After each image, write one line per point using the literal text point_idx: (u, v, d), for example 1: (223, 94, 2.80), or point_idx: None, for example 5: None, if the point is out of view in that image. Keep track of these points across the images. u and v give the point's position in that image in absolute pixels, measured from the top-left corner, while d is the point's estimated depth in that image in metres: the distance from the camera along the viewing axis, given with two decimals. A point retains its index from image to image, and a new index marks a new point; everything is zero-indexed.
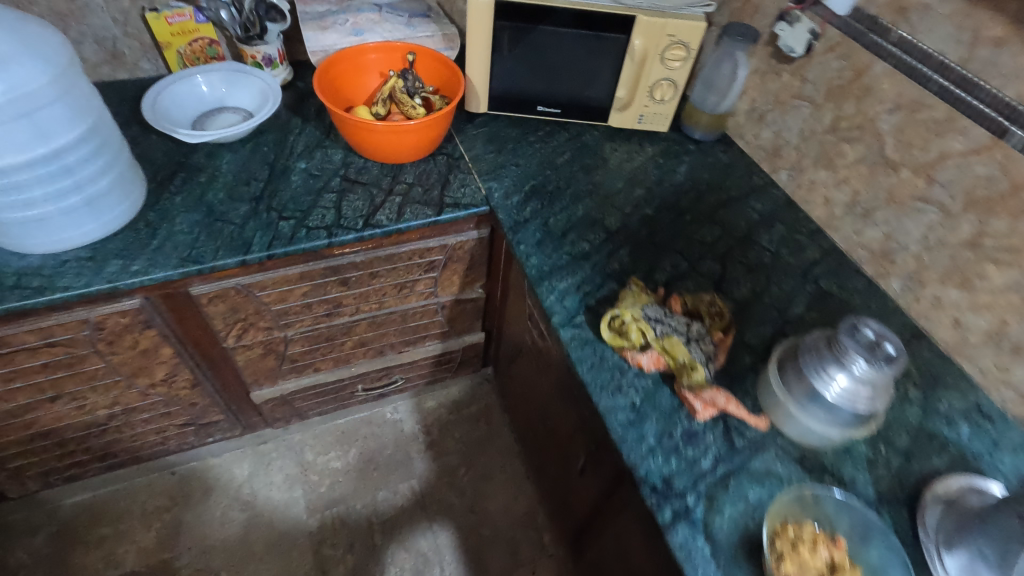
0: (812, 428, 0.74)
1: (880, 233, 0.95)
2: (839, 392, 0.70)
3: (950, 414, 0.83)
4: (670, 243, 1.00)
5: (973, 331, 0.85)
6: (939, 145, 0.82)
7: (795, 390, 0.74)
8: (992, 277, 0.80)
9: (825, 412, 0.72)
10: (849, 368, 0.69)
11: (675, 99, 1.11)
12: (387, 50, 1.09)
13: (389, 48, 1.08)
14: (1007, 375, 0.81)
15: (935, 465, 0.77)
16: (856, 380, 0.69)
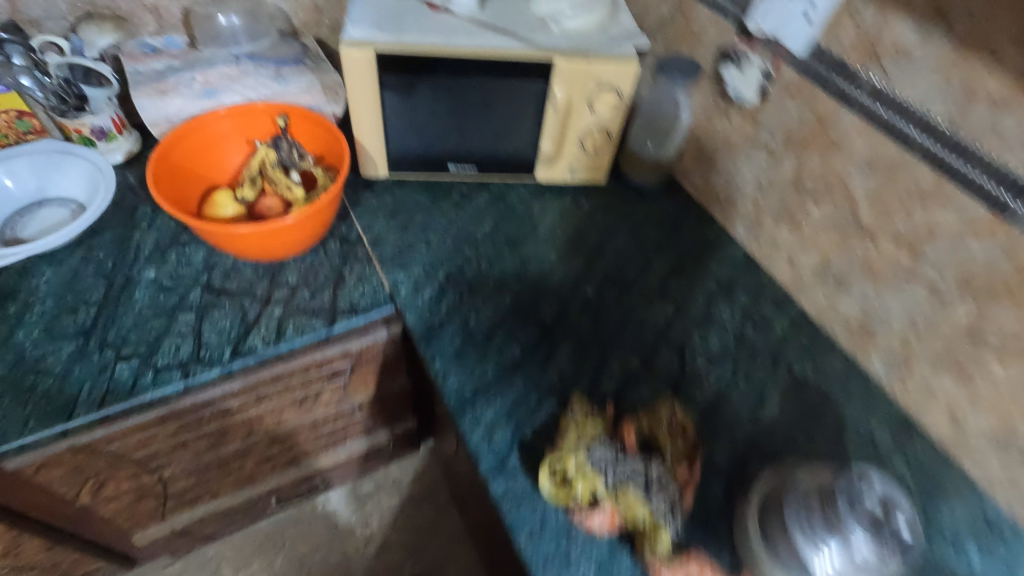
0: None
1: (857, 307, 0.81)
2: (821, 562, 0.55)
3: (955, 533, 0.70)
4: (617, 334, 0.83)
5: (973, 429, 0.72)
6: (925, 216, 0.68)
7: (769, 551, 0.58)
8: (997, 374, 0.67)
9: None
10: (844, 539, 0.54)
11: (610, 146, 0.94)
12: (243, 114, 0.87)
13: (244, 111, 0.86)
14: (1016, 482, 0.69)
15: None
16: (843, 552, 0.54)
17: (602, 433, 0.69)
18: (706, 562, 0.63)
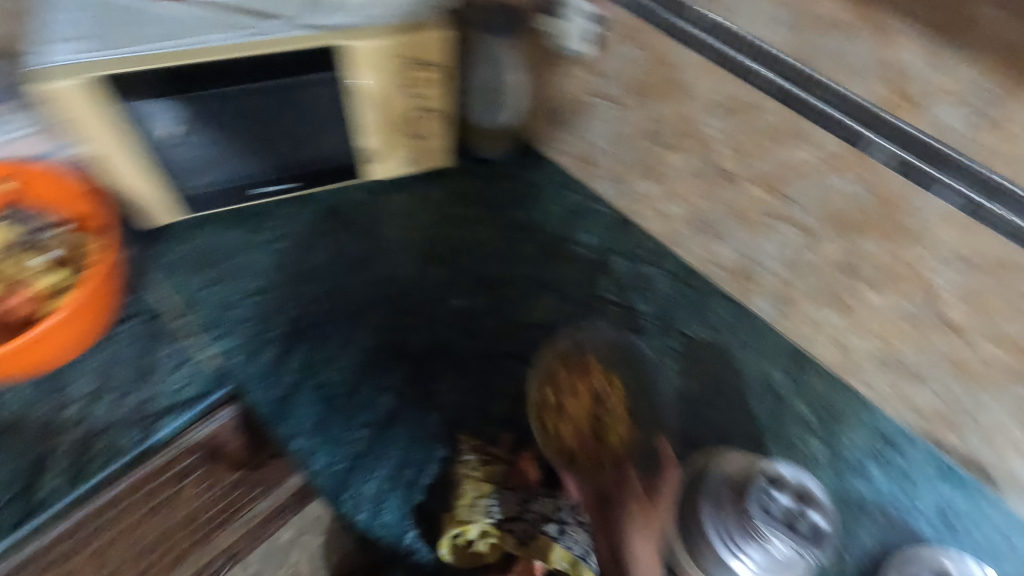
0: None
1: (734, 252, 0.76)
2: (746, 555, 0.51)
3: (858, 459, 0.71)
4: (499, 344, 0.74)
5: (860, 354, 0.71)
6: (783, 155, 0.63)
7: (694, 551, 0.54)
8: (874, 303, 0.66)
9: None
10: (764, 545, 0.50)
11: (446, 123, 0.79)
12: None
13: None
14: (904, 396, 0.70)
15: (868, 544, 0.67)
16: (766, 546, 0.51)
17: (498, 479, 0.62)
18: None
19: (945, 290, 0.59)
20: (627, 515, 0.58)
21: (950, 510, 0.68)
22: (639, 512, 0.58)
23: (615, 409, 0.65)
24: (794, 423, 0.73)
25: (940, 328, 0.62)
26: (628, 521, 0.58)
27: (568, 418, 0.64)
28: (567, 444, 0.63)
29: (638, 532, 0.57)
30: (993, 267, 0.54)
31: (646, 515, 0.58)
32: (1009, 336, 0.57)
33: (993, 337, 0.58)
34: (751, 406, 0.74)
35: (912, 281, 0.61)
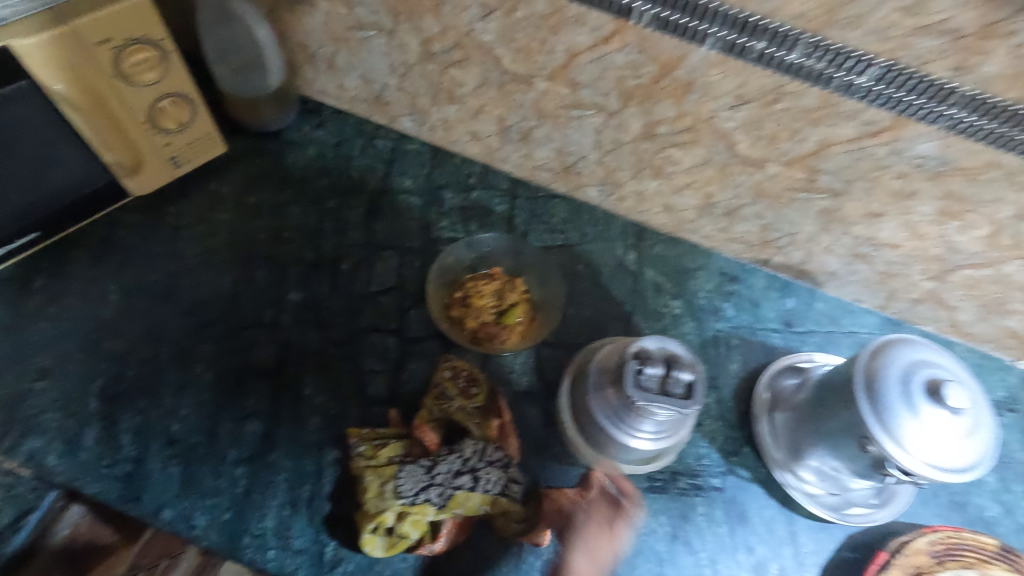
0: (634, 457, 0.61)
1: (552, 151, 0.76)
2: (642, 424, 0.56)
3: (711, 301, 0.78)
4: (354, 325, 0.69)
5: (685, 210, 0.76)
6: (561, 43, 0.61)
7: (604, 435, 0.60)
8: (683, 161, 0.69)
9: (640, 445, 0.58)
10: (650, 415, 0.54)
11: (200, 111, 0.68)
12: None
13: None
14: (730, 234, 0.77)
15: (735, 373, 0.74)
16: (652, 414, 0.55)
17: (399, 455, 0.60)
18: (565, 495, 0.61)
19: (735, 131, 0.63)
20: (575, 522, 0.58)
21: (790, 314, 0.79)
22: (592, 525, 0.58)
23: (515, 299, 0.69)
24: (652, 292, 0.78)
25: (740, 165, 0.67)
26: (576, 532, 0.58)
27: (473, 306, 0.68)
28: (471, 331, 0.68)
29: (597, 550, 0.57)
30: (765, 98, 0.58)
31: (608, 536, 0.58)
32: (792, 155, 0.63)
33: (781, 160, 0.64)
34: (612, 292, 0.77)
35: (707, 132, 0.64)
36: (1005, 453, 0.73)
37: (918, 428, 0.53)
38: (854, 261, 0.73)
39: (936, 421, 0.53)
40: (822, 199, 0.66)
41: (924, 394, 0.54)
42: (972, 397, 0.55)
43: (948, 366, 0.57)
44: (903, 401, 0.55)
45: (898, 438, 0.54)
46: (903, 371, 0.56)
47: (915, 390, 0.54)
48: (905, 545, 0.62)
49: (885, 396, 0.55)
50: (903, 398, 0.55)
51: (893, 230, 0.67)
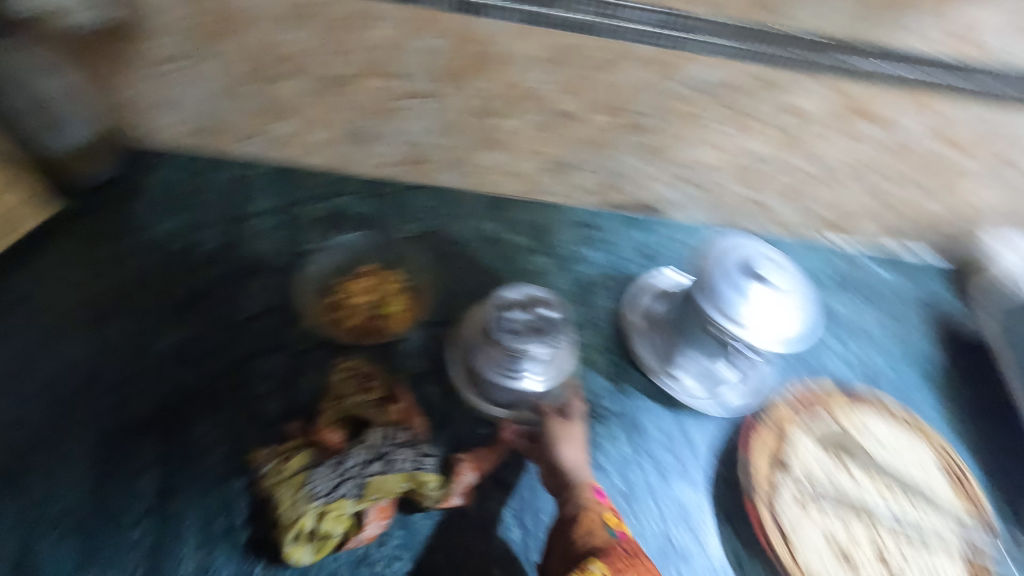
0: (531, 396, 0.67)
1: (397, 145, 0.78)
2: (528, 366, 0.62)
3: (573, 248, 0.86)
4: (234, 354, 0.69)
5: (531, 173, 0.83)
6: (369, 39, 0.64)
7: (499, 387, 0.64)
8: (515, 128, 0.75)
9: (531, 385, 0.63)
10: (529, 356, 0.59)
11: (14, 172, 0.70)
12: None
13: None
14: (575, 185, 0.85)
15: (608, 306, 0.81)
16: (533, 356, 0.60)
17: (308, 461, 0.60)
18: (473, 453, 0.65)
19: (547, 90, 0.69)
20: (552, 433, 0.65)
21: (644, 245, 0.88)
22: (563, 428, 0.66)
23: (390, 289, 0.75)
24: (518, 254, 0.84)
25: (562, 121, 0.74)
26: (562, 437, 0.65)
27: (350, 304, 0.73)
28: (352, 327, 0.72)
29: (575, 445, 0.65)
30: (561, 55, 0.65)
31: (577, 430, 0.67)
32: (601, 102, 0.70)
33: (594, 109, 0.71)
34: (482, 262, 0.82)
35: (524, 97, 0.71)
36: (838, 315, 0.86)
37: (749, 306, 0.63)
38: (682, 185, 0.83)
39: (761, 298, 0.63)
40: (638, 135, 0.75)
41: (748, 279, 0.64)
42: (783, 271, 0.66)
43: (761, 250, 0.67)
44: (734, 289, 0.64)
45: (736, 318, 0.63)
46: (728, 264, 0.66)
47: (741, 277, 0.64)
48: (770, 410, 0.72)
49: (719, 288, 0.65)
50: (732, 285, 0.64)
51: (702, 149, 0.77)
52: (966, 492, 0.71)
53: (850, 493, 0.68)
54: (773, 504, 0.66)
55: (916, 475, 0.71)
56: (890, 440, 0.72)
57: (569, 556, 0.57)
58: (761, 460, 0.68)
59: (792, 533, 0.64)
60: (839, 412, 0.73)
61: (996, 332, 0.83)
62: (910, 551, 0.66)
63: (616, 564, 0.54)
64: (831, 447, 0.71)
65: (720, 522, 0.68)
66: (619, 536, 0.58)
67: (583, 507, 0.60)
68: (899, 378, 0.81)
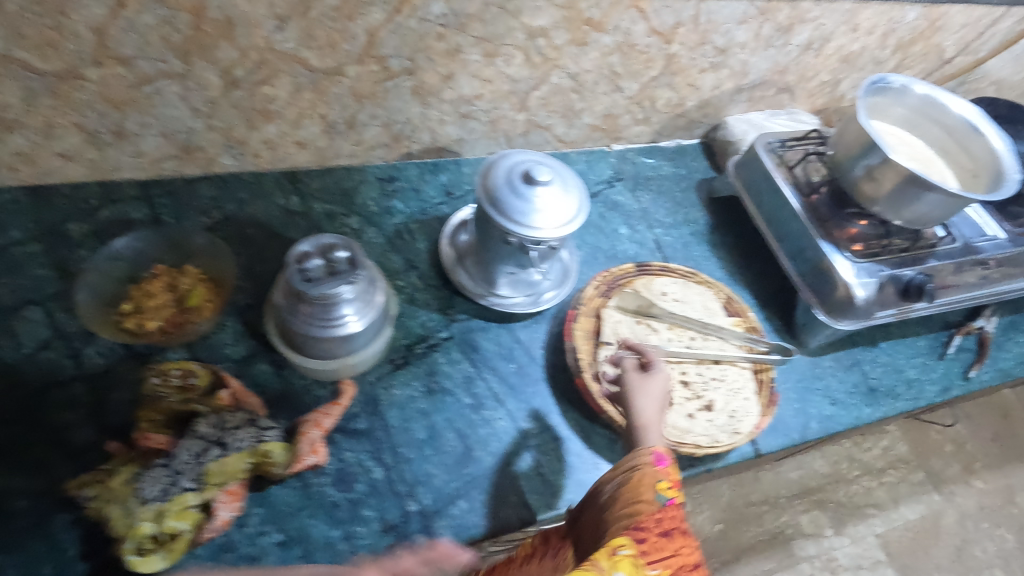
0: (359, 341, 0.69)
1: (159, 137, 0.76)
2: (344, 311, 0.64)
3: (380, 204, 0.89)
4: (20, 391, 0.62)
5: (316, 139, 0.84)
6: (83, 23, 0.61)
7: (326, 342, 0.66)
8: (280, 96, 0.76)
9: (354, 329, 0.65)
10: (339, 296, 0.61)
11: None
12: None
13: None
14: (364, 144, 0.88)
15: (424, 247, 0.85)
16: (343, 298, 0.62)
17: (136, 471, 0.57)
18: (316, 413, 0.66)
19: (297, 49, 0.71)
20: (632, 384, 0.69)
21: (447, 186, 0.93)
22: (640, 381, 0.70)
23: (191, 282, 0.71)
24: (326, 220, 0.85)
25: (326, 79, 0.76)
26: (640, 391, 0.69)
27: (148, 307, 0.68)
28: (157, 329, 0.67)
29: (652, 400, 0.68)
30: (297, 11, 0.67)
31: (656, 387, 0.70)
32: (356, 52, 0.74)
33: (351, 61, 0.75)
34: (290, 236, 0.82)
35: (277, 60, 0.72)
36: (625, 208, 0.98)
37: (531, 210, 0.70)
38: (465, 122, 0.90)
39: (539, 195, 0.70)
40: (404, 80, 0.80)
41: (523, 183, 0.71)
42: (555, 170, 0.73)
43: (534, 156, 0.74)
44: (516, 196, 0.70)
45: (522, 222, 0.70)
46: (506, 175, 0.71)
47: (518, 184, 0.71)
48: (579, 298, 0.81)
49: (502, 199, 0.70)
50: (513, 194, 0.70)
51: (468, 83, 0.83)
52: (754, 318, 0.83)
53: (658, 345, 0.78)
54: (596, 373, 0.74)
55: (710, 319, 0.82)
56: (685, 293, 0.83)
57: (604, 524, 0.59)
58: (581, 341, 0.77)
59: (616, 394, 0.73)
60: (638, 283, 0.83)
61: (742, 186, 0.96)
62: (715, 381, 0.76)
63: (650, 559, 0.55)
64: (637, 313, 0.81)
65: (561, 406, 0.75)
66: (667, 502, 0.58)
67: (638, 467, 0.60)
68: (683, 246, 0.95)
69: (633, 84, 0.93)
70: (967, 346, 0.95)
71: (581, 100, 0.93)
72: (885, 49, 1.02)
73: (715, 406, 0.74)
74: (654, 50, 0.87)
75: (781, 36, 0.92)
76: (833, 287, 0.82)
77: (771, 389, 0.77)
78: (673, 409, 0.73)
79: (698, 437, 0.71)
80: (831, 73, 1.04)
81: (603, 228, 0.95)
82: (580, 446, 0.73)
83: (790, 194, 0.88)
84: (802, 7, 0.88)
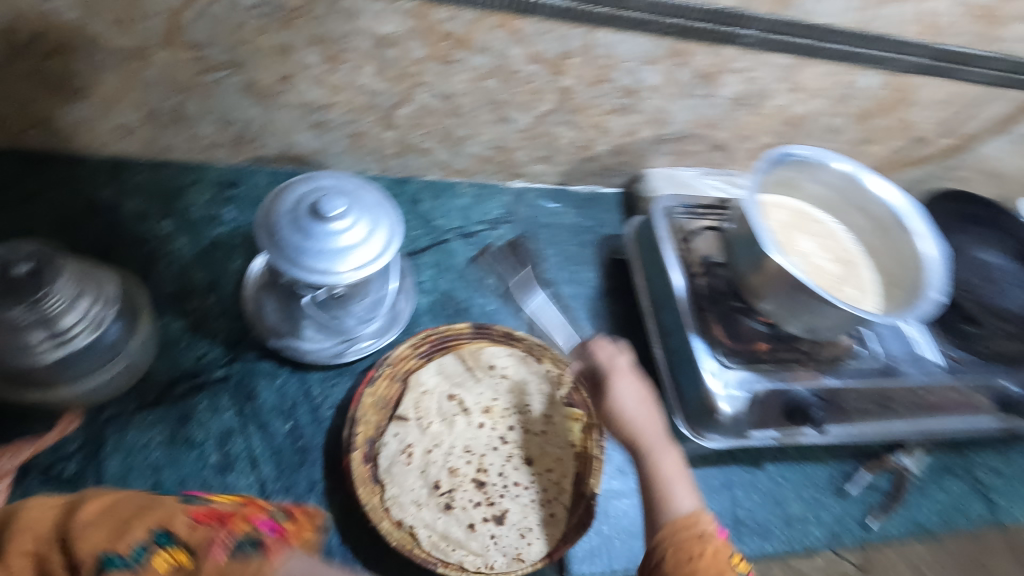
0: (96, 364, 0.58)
1: None
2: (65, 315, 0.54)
3: (207, 210, 0.78)
4: None
5: (138, 128, 0.74)
6: None
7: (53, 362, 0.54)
8: (78, 74, 0.66)
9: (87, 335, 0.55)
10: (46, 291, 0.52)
11: None
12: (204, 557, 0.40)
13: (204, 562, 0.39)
14: (200, 141, 0.77)
15: (239, 268, 0.74)
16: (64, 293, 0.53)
17: None
18: (1, 450, 0.56)
19: (83, 21, 0.61)
20: (612, 386, 0.63)
21: None
22: (623, 380, 0.63)
23: None
24: (134, 221, 0.75)
25: (129, 60, 0.66)
26: (622, 394, 0.62)
27: None
28: None
29: (638, 401, 0.62)
30: None
31: (639, 392, 0.63)
32: (158, 34, 0.63)
33: (156, 44, 0.64)
34: (84, 233, 0.72)
35: (61, 31, 0.62)
36: (503, 255, 0.85)
37: (308, 246, 0.57)
38: (320, 132, 0.78)
39: (326, 224, 0.58)
40: (230, 75, 0.69)
41: (308, 212, 0.59)
42: (359, 203, 0.61)
43: (341, 186, 0.62)
44: (297, 227, 0.58)
45: (297, 259, 0.57)
46: (294, 204, 0.60)
47: (302, 214, 0.58)
48: (394, 354, 0.66)
49: (280, 232, 0.58)
50: (293, 226, 0.58)
51: (312, 89, 0.72)
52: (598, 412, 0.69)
53: (462, 430, 0.65)
54: (371, 454, 0.61)
55: (540, 408, 0.68)
56: (518, 372, 0.70)
57: None
58: (368, 410, 0.63)
59: (385, 485, 0.59)
60: (466, 349, 0.69)
61: (636, 254, 0.82)
62: (517, 488, 0.63)
63: None
64: (451, 385, 0.67)
65: (328, 488, 0.62)
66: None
67: (690, 523, 0.54)
68: (553, 311, 0.82)
69: (523, 117, 0.80)
70: (879, 486, 0.78)
71: (461, 126, 0.80)
72: (841, 117, 0.86)
73: (508, 521, 0.60)
74: (541, 79, 0.74)
75: (703, 84, 0.78)
76: (697, 392, 0.67)
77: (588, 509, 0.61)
78: (451, 516, 0.60)
79: (476, 558, 0.58)
80: (776, 136, 0.89)
81: (465, 276, 0.82)
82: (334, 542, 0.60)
83: (676, 271, 0.73)
84: (725, 53, 0.73)
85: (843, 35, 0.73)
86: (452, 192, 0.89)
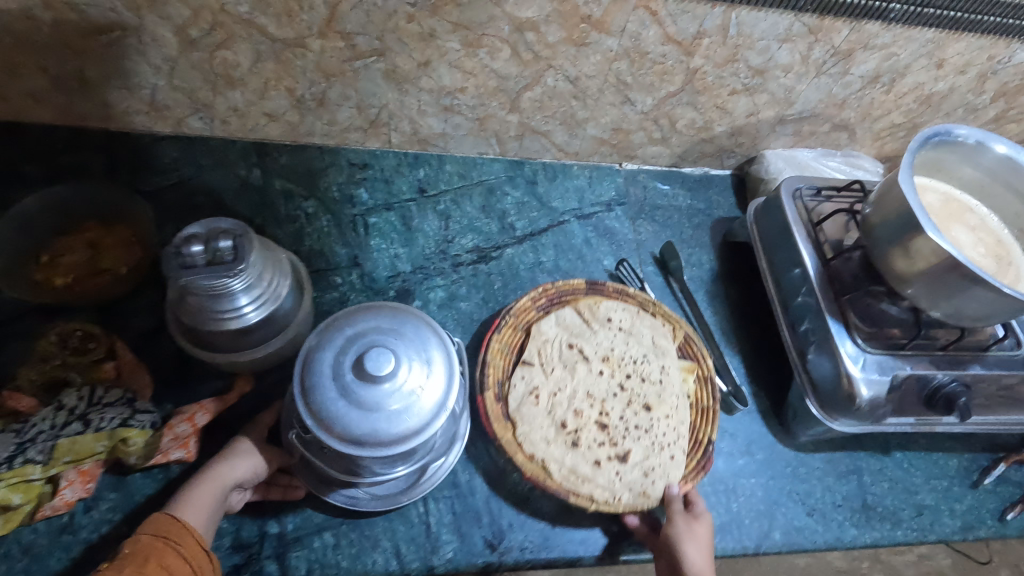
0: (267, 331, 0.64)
1: (123, 90, 0.74)
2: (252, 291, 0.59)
3: (344, 191, 0.83)
4: None
5: (285, 114, 0.79)
6: None
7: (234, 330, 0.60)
8: (240, 63, 0.71)
9: (264, 309, 0.61)
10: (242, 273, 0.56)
11: None
12: (144, 567, 0.48)
13: (138, 566, 0.48)
14: (337, 125, 0.82)
15: (376, 247, 0.79)
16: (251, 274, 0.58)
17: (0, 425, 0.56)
18: (196, 406, 0.62)
19: (252, 15, 0.66)
20: (675, 526, 0.60)
21: (422, 182, 0.86)
22: (687, 522, 0.60)
23: (111, 241, 0.69)
24: (282, 201, 0.80)
25: (287, 51, 0.70)
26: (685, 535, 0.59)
27: (61, 265, 0.67)
28: (59, 289, 0.65)
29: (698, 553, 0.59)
30: None
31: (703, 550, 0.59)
32: (317, 25, 0.67)
33: (314, 34, 0.68)
34: (239, 211, 0.79)
35: (232, 25, 0.67)
36: (619, 237, 0.86)
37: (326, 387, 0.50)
38: (448, 116, 0.81)
39: (359, 378, 0.50)
40: (375, 62, 0.72)
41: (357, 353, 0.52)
42: (418, 367, 0.52)
43: (414, 340, 0.54)
44: (339, 358, 0.52)
45: (310, 391, 0.51)
46: (358, 335, 0.53)
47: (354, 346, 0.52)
48: (518, 306, 0.69)
49: (325, 353, 0.52)
50: (336, 355, 0.52)
51: (449, 74, 0.75)
52: (711, 365, 0.71)
53: (584, 377, 0.68)
54: (501, 396, 0.64)
55: (656, 359, 0.70)
56: (632, 324, 0.72)
57: None
58: (495, 355, 0.66)
59: (515, 422, 0.62)
60: (584, 302, 0.72)
61: (757, 237, 0.81)
62: (638, 431, 0.65)
63: None
64: (570, 335, 0.69)
65: (472, 454, 0.66)
66: None
67: None
68: (672, 293, 0.82)
69: (647, 98, 0.80)
70: (1014, 480, 0.76)
71: (584, 109, 0.81)
72: (982, 94, 0.82)
73: (631, 463, 0.63)
74: (671, 60, 0.74)
75: (838, 62, 0.76)
76: (832, 376, 0.67)
77: (705, 453, 0.66)
78: (578, 452, 0.62)
79: (609, 502, 0.60)
80: (907, 115, 0.85)
81: (584, 256, 0.84)
82: (482, 503, 0.64)
83: (807, 254, 0.72)
84: (867, 29, 0.71)
85: (1003, 7, 0.69)
86: (567, 174, 0.90)
